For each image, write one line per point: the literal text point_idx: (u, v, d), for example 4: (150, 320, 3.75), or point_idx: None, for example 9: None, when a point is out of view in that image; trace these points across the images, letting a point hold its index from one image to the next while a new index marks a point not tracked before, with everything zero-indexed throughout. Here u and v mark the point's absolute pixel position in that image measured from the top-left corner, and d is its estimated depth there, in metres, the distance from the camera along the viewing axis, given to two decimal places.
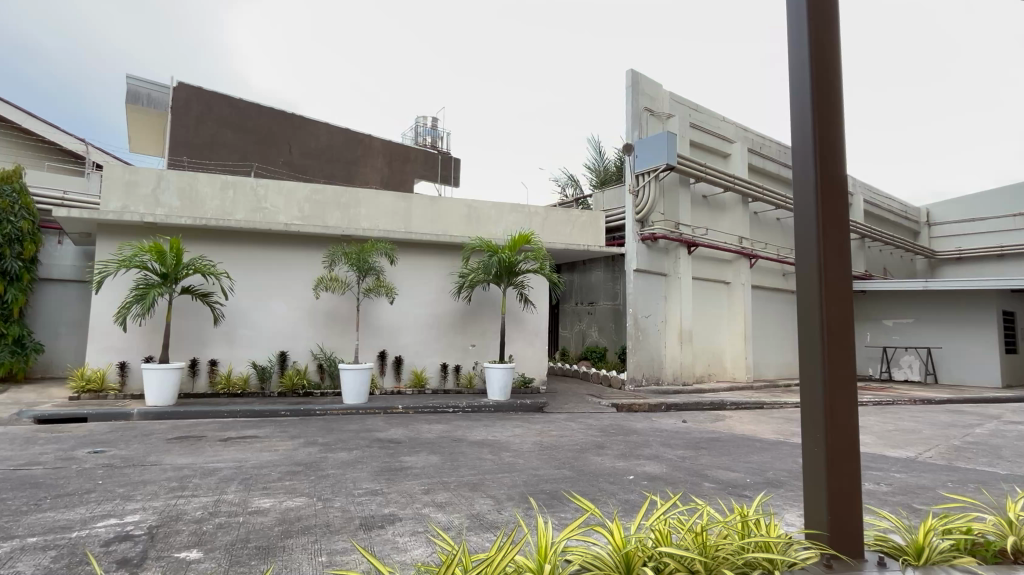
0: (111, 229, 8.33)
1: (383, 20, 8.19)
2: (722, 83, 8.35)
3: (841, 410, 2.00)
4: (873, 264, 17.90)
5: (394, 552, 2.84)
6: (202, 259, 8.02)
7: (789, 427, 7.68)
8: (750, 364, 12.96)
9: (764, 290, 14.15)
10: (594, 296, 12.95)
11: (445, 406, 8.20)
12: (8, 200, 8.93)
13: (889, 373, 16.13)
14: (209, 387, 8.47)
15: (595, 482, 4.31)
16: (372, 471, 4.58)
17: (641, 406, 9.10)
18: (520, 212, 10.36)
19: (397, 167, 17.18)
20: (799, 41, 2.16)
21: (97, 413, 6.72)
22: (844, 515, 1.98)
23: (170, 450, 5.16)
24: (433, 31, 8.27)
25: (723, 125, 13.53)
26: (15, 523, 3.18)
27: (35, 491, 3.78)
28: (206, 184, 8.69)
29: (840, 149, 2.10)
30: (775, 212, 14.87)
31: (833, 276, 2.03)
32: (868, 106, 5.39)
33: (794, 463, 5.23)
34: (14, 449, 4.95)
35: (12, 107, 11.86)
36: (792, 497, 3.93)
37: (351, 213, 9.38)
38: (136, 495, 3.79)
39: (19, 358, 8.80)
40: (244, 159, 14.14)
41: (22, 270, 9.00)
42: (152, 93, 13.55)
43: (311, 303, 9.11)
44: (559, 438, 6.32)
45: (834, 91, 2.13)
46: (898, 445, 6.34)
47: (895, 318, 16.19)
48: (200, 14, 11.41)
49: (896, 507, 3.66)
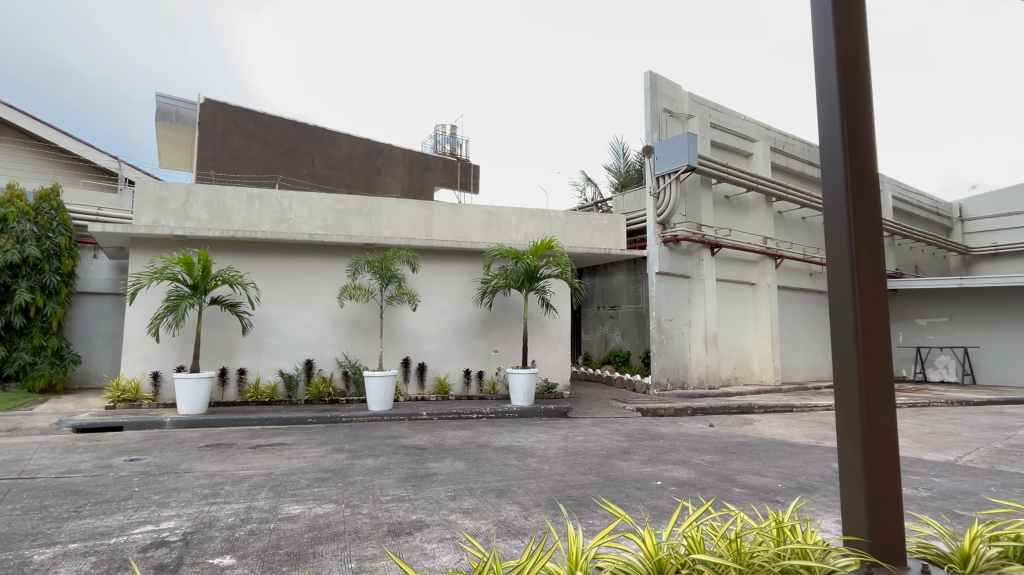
0: (144, 243, 8.59)
1: (393, 25, 8.08)
2: (740, 80, 8.20)
3: (878, 410, 1.94)
4: (903, 262, 17.41)
5: (423, 558, 2.85)
6: (231, 270, 8.23)
7: (821, 431, 7.49)
8: (778, 367, 12.70)
9: (790, 290, 13.88)
10: (616, 300, 12.87)
11: (469, 413, 8.23)
12: (47, 217, 9.31)
13: (924, 374, 15.63)
14: (237, 396, 8.64)
15: (623, 488, 4.26)
16: (399, 478, 4.60)
17: (667, 410, 9.00)
18: (541, 217, 10.36)
19: (418, 175, 17.35)
20: (825, 37, 2.12)
21: (133, 422, 6.89)
22: (884, 520, 1.92)
23: (202, 458, 5.27)
24: (443, 34, 8.17)
25: (745, 125, 13.34)
26: (57, 530, 3.27)
27: (75, 498, 3.89)
28: (232, 197, 8.88)
29: (871, 146, 2.05)
30: (800, 211, 14.61)
31: (866, 272, 1.98)
32: (895, 98, 5.20)
33: (827, 467, 5.11)
34: (55, 457, 5.11)
35: (47, 127, 12.26)
36: (827, 503, 3.84)
37: (373, 221, 9.50)
38: (171, 502, 3.87)
39: (58, 369, 9.10)
40: (269, 171, 14.42)
41: (60, 284, 9.32)
42: (180, 110, 13.93)
43: (336, 312, 9.23)
44: (584, 443, 6.28)
45: (862, 86, 2.08)
46: (937, 449, 6.13)
47: (929, 318, 15.69)
48: (216, 32, 11.69)
49: (937, 514, 3.55)
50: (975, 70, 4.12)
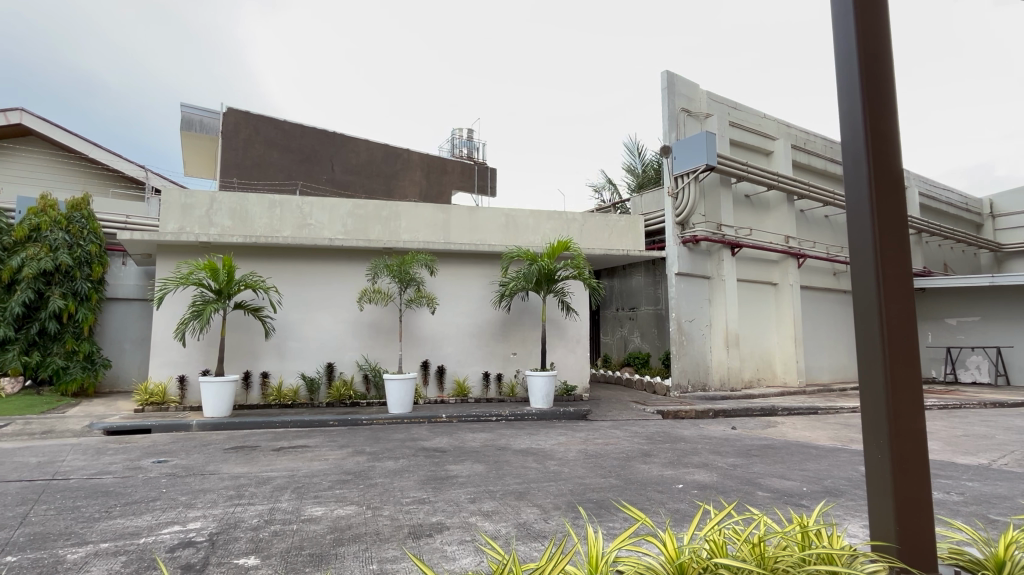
0: (171, 250, 8.80)
1: (391, 24, 7.98)
2: (758, 77, 8.08)
3: (906, 412, 1.90)
4: (932, 260, 16.96)
5: (443, 560, 2.86)
6: (254, 275, 8.39)
7: (848, 434, 7.33)
8: (802, 368, 12.46)
9: (813, 290, 13.63)
10: (635, 302, 12.79)
11: (488, 415, 8.24)
12: (78, 226, 9.59)
13: (955, 375, 15.18)
14: (261, 399, 8.79)
15: (644, 491, 4.23)
16: (419, 480, 4.63)
17: (688, 413, 8.90)
18: (558, 219, 10.34)
19: (435, 179, 17.48)
20: (846, 35, 2.08)
21: (161, 424, 7.06)
22: (913, 525, 1.88)
23: (228, 460, 5.37)
24: (441, 35, 8.06)
25: (765, 122, 13.16)
26: (89, 529, 3.37)
27: (105, 499, 4.00)
28: (254, 204, 9.05)
29: (895, 143, 2.01)
30: (823, 209, 14.35)
31: (892, 270, 1.93)
32: (920, 91, 5.06)
33: (854, 471, 4.98)
34: (87, 459, 5.26)
35: (79, 139, 12.66)
36: (854, 507, 3.76)
37: (391, 225, 9.59)
38: (197, 503, 3.95)
39: (90, 372, 9.36)
40: (290, 178, 14.67)
41: (90, 291, 9.58)
42: (204, 120, 14.26)
43: (356, 316, 9.33)
44: (604, 445, 6.25)
45: (885, 81, 2.04)
46: (970, 452, 5.95)
47: (960, 317, 15.25)
48: (233, 42, 11.94)
49: (969, 519, 3.45)
50: (999, 69, 4.00)
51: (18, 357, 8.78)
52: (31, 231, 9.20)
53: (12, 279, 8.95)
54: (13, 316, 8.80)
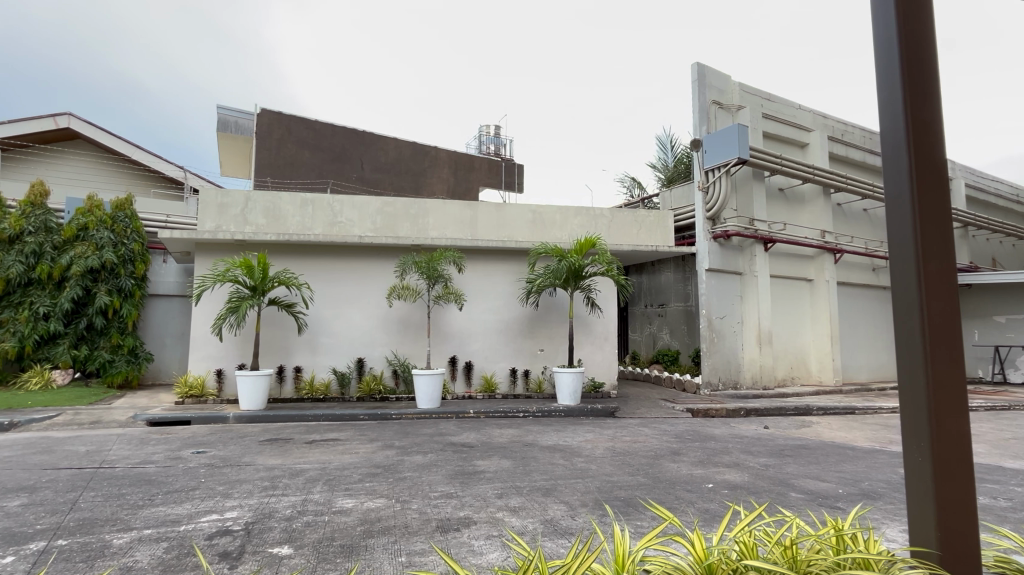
0: (209, 249, 9.08)
1: (414, 24, 8.06)
2: (793, 67, 7.82)
3: (948, 412, 1.82)
4: (979, 255, 16.21)
5: (471, 555, 2.89)
6: (287, 272, 8.61)
7: (886, 434, 7.09)
8: (838, 367, 12.09)
9: (851, 286, 13.19)
10: (664, 298, 12.61)
11: (515, 411, 8.27)
12: (122, 225, 9.99)
13: (1004, 375, 14.48)
14: (294, 393, 9.00)
15: (673, 490, 4.18)
16: (447, 475, 4.68)
17: (719, 411, 8.75)
18: (585, 215, 10.26)
19: (463, 176, 17.57)
20: (885, 22, 2.00)
21: (200, 416, 7.30)
22: (956, 529, 1.81)
23: (263, 452, 5.53)
24: (463, 33, 8.10)
25: (800, 114, 12.78)
26: (134, 516, 3.52)
27: (148, 487, 4.17)
28: (287, 203, 9.27)
29: (938, 133, 1.92)
30: (861, 202, 13.88)
31: (933, 264, 1.86)
32: (965, 78, 4.83)
33: (893, 474, 4.81)
34: (132, 448, 5.49)
35: (122, 141, 13.16)
36: (893, 511, 3.63)
37: (419, 222, 9.70)
38: (234, 493, 4.09)
39: (134, 366, 9.79)
40: (321, 176, 14.93)
41: (134, 287, 9.96)
42: (239, 121, 14.64)
43: (386, 312, 9.47)
44: (632, 443, 6.20)
45: (927, 71, 1.96)
46: (1019, 456, 5.68)
47: (1009, 314, 14.55)
48: (266, 44, 12.21)
49: (1016, 526, 3.29)
50: None
51: (68, 351, 9.21)
52: (79, 230, 9.62)
53: (61, 277, 9.38)
54: (63, 311, 9.23)
